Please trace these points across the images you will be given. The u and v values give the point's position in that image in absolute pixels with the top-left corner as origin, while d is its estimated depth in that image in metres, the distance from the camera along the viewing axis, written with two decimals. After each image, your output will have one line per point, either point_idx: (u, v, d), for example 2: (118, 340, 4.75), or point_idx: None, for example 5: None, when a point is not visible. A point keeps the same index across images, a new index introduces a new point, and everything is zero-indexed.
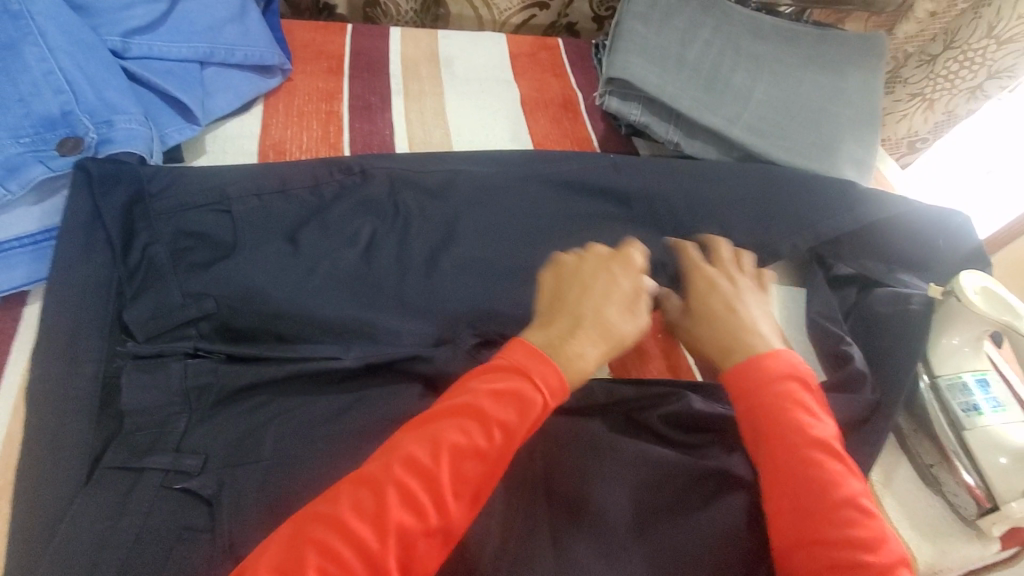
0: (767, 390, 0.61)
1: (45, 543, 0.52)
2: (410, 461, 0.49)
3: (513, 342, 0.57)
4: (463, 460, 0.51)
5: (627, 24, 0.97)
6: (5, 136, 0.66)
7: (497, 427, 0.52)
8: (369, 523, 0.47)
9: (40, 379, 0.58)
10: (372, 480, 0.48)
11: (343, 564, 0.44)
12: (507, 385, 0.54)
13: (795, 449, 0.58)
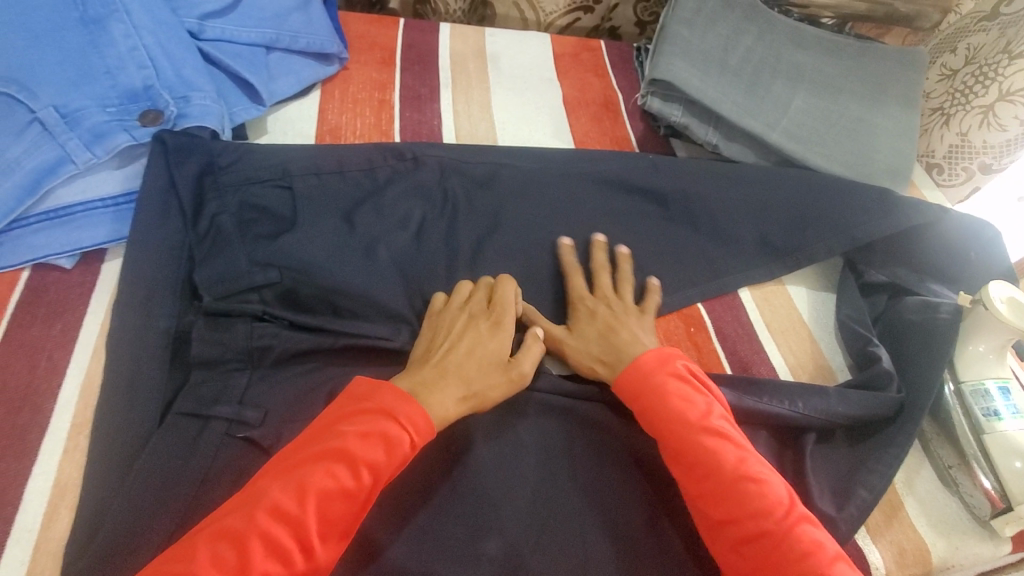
0: (659, 396, 0.65)
1: (120, 476, 0.57)
2: (277, 503, 0.51)
3: (361, 380, 0.61)
4: (332, 500, 0.52)
5: (671, 28, 0.98)
6: (94, 104, 0.71)
7: (364, 468, 0.54)
8: (235, 570, 0.47)
9: (120, 328, 0.63)
10: (244, 530, 0.49)
11: None
12: (373, 427, 0.56)
13: (708, 459, 0.60)
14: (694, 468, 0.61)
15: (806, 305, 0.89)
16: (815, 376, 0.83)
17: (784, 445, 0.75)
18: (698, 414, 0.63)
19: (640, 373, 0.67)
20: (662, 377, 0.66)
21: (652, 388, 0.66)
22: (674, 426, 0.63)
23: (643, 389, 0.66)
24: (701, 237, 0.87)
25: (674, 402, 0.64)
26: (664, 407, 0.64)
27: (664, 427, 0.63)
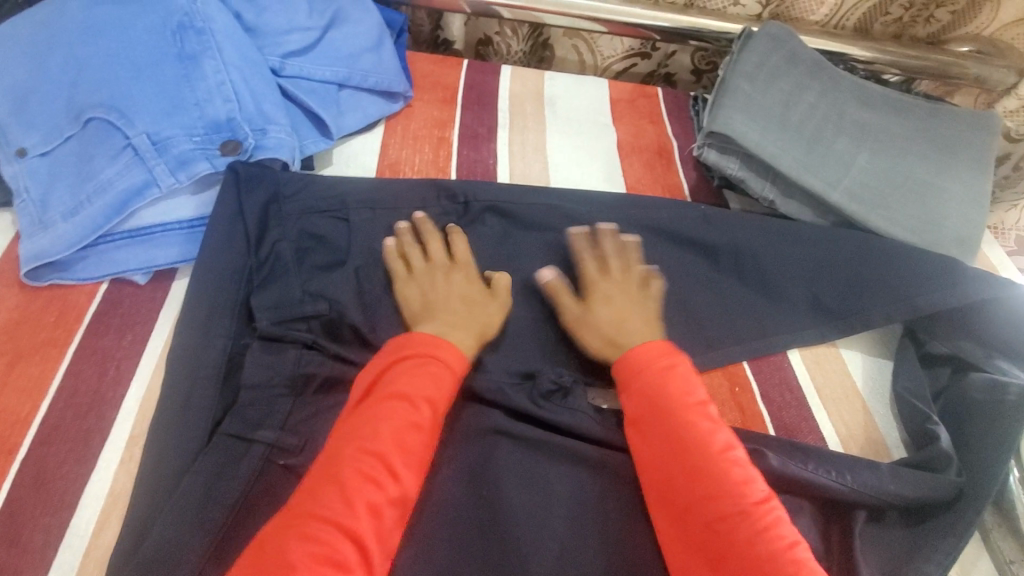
0: (659, 387, 0.68)
1: (168, 491, 0.59)
2: (362, 444, 0.60)
3: (414, 333, 0.70)
4: (406, 435, 0.62)
5: (733, 80, 0.98)
6: (182, 133, 0.77)
7: (422, 403, 0.64)
8: (345, 499, 0.57)
9: (182, 345, 0.67)
10: (339, 463, 0.59)
11: (326, 539, 0.54)
12: (423, 369, 0.66)
13: (690, 447, 0.64)
14: (675, 454, 0.64)
15: (859, 373, 0.85)
16: (867, 449, 0.78)
17: (830, 522, 0.70)
18: (682, 403, 0.67)
19: (649, 357, 0.71)
20: (664, 368, 0.70)
21: (643, 380, 0.69)
22: (678, 413, 0.66)
23: (641, 371, 0.70)
24: (750, 294, 0.86)
25: (673, 390, 0.68)
26: (659, 397, 0.67)
27: (660, 411, 0.67)
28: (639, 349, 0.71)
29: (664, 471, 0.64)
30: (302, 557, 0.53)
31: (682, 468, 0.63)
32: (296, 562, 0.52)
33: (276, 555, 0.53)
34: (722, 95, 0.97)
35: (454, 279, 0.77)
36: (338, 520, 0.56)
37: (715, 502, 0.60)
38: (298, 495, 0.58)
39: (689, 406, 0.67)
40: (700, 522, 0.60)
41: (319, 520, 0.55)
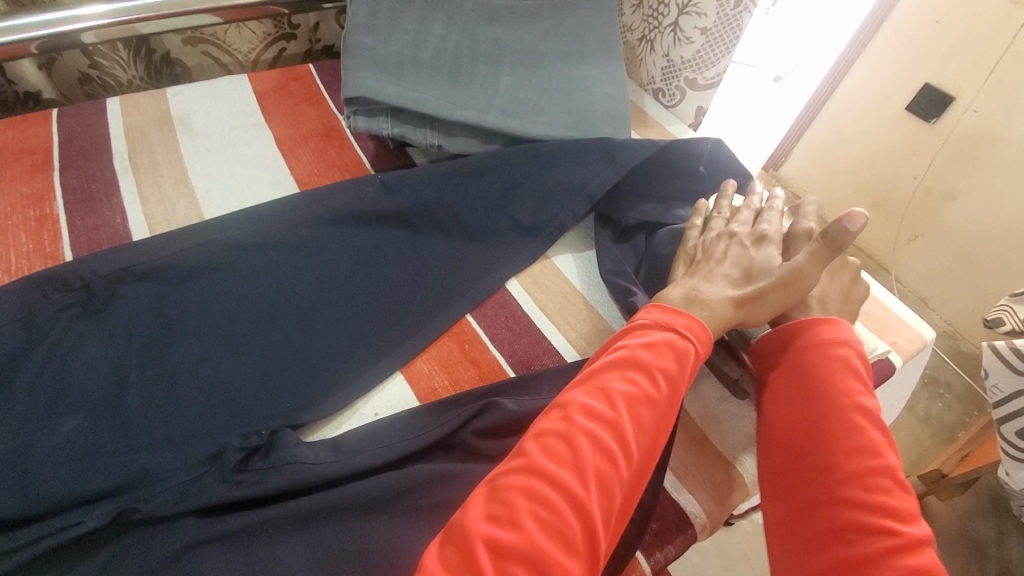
0: (819, 364, 0.50)
1: None
2: (561, 412, 0.43)
3: (650, 305, 0.51)
4: (640, 410, 0.43)
5: (640, 76, 0.96)
6: None
7: (661, 375, 0.45)
8: (569, 465, 0.40)
9: None
10: (537, 454, 0.40)
11: (551, 510, 0.37)
12: (795, 362, 0.51)
13: (840, 404, 0.47)
14: (811, 429, 0.47)
15: (871, 295, 0.71)
16: None
17: None
18: (839, 387, 0.48)
19: (808, 339, 0.52)
20: (824, 349, 0.51)
21: (806, 357, 0.51)
22: (823, 437, 0.47)
23: (773, 358, 0.53)
24: None
25: (824, 370, 0.49)
26: (813, 384, 0.49)
27: (806, 413, 0.48)
28: (770, 335, 0.55)
29: (792, 419, 0.49)
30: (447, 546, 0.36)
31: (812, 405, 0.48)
32: (508, 524, 0.36)
33: (454, 535, 0.36)
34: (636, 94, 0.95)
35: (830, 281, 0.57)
36: (544, 498, 0.38)
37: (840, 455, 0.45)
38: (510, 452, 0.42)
39: (851, 363, 0.49)
40: (811, 449, 0.47)
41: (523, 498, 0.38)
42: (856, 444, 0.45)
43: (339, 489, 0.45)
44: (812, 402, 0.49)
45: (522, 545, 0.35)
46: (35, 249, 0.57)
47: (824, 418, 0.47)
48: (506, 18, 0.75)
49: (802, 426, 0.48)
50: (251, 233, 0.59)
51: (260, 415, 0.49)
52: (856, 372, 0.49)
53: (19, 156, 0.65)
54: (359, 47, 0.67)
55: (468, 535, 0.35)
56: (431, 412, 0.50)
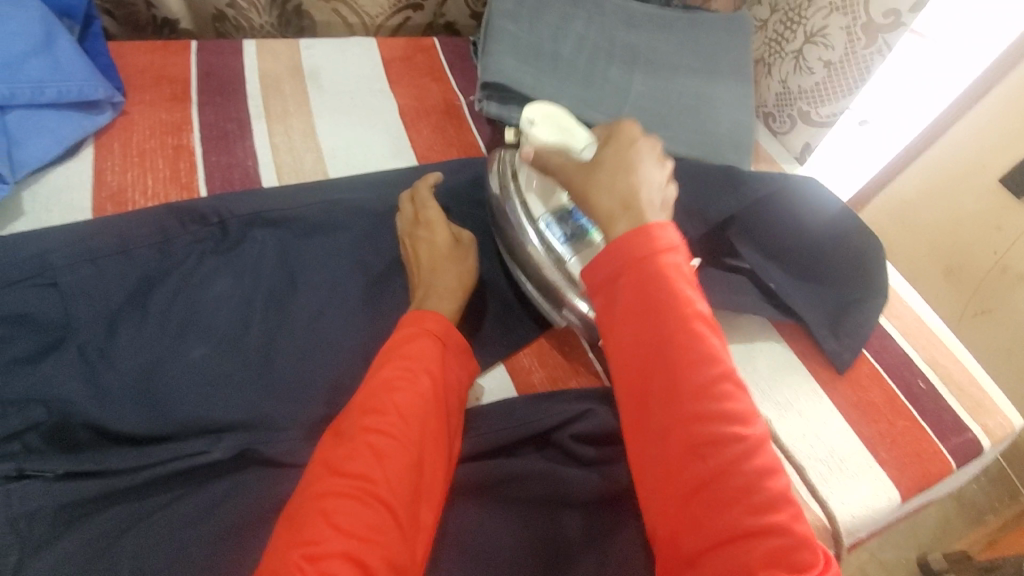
0: (659, 283, 0.38)
1: None
2: (370, 428, 0.40)
3: (416, 313, 0.47)
4: (419, 402, 0.42)
5: (760, 108, 0.86)
6: None
7: (421, 374, 0.43)
8: (373, 463, 0.39)
9: None
10: (371, 476, 0.38)
11: (360, 503, 0.37)
12: (634, 282, 0.39)
13: (680, 341, 0.37)
14: (652, 367, 0.38)
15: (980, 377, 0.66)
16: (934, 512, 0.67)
17: None
18: (673, 316, 0.38)
19: (637, 246, 0.39)
20: (658, 265, 0.39)
21: (650, 273, 0.39)
22: (677, 378, 0.37)
23: (614, 276, 0.40)
24: None
25: (676, 292, 0.38)
26: (655, 320, 0.38)
27: (652, 349, 0.38)
28: (603, 250, 0.40)
29: (662, 361, 0.37)
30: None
31: (673, 349, 0.37)
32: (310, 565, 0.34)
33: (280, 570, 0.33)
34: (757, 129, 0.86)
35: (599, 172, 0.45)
36: (378, 526, 0.36)
37: (682, 408, 0.36)
38: (317, 464, 0.39)
39: (685, 299, 0.38)
40: (667, 393, 0.37)
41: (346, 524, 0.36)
42: (688, 388, 0.37)
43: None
44: (660, 336, 0.38)
45: (349, 536, 0.35)
46: (171, 176, 0.59)
47: (676, 360, 0.37)
48: (645, 24, 0.73)
49: (648, 363, 0.38)
50: (371, 199, 0.60)
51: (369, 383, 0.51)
52: (663, 296, 0.38)
53: (160, 82, 0.67)
54: (502, 33, 0.66)
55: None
56: (513, 407, 0.51)
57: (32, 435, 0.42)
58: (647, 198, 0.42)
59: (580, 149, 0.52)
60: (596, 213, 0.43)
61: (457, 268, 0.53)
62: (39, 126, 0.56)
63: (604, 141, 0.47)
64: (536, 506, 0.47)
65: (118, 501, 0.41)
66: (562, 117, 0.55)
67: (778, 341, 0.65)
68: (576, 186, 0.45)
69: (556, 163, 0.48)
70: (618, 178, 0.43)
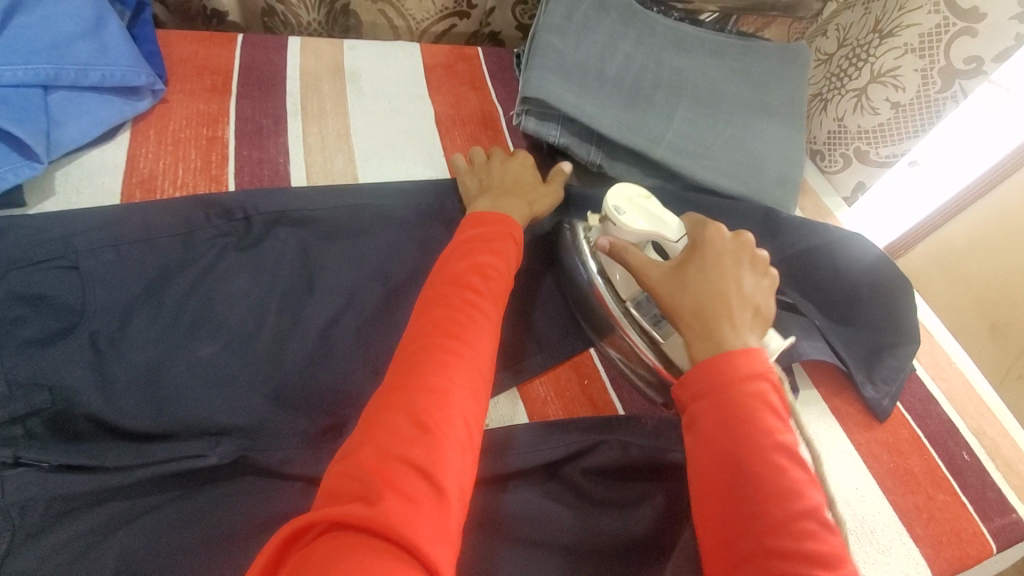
0: (744, 408, 0.39)
1: None
2: (467, 306, 0.44)
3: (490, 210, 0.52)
4: (500, 291, 0.46)
5: (812, 140, 0.82)
6: None
7: (502, 269, 0.48)
8: (467, 332, 0.42)
9: None
10: (473, 347, 0.42)
11: (455, 362, 0.40)
12: (716, 395, 0.40)
13: (764, 465, 0.37)
14: (732, 494, 0.37)
15: None
16: None
17: None
18: (758, 434, 0.38)
19: (721, 373, 0.40)
20: (748, 393, 0.39)
21: (732, 397, 0.40)
22: (762, 505, 0.36)
23: (698, 396, 0.41)
24: None
25: (763, 421, 0.39)
26: (737, 432, 0.38)
27: (734, 467, 0.38)
28: (697, 367, 0.42)
29: (733, 484, 0.38)
30: (397, 417, 0.37)
31: (743, 466, 0.38)
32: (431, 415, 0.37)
33: (399, 419, 0.37)
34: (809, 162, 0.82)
35: (691, 278, 0.45)
36: (477, 391, 0.40)
37: (767, 535, 0.36)
38: (417, 330, 0.43)
39: (766, 418, 0.39)
40: (743, 515, 0.37)
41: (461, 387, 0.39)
42: (778, 516, 0.36)
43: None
44: (745, 454, 0.38)
45: (442, 390, 0.38)
46: (202, 167, 0.59)
47: (753, 481, 0.37)
48: (696, 48, 0.71)
49: (727, 483, 0.38)
50: (397, 209, 0.59)
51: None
52: (751, 421, 0.39)
53: (203, 73, 0.67)
54: (548, 48, 0.63)
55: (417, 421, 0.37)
56: (527, 435, 0.49)
57: (34, 421, 0.41)
58: (733, 322, 0.43)
59: (673, 239, 0.50)
60: (682, 332, 0.44)
61: (536, 195, 0.58)
62: (80, 109, 0.56)
63: (692, 248, 0.48)
64: (538, 549, 0.44)
65: (111, 498, 0.40)
66: (644, 199, 0.52)
67: (814, 395, 0.60)
68: (662, 299, 0.46)
69: (640, 265, 0.48)
70: (713, 301, 0.44)
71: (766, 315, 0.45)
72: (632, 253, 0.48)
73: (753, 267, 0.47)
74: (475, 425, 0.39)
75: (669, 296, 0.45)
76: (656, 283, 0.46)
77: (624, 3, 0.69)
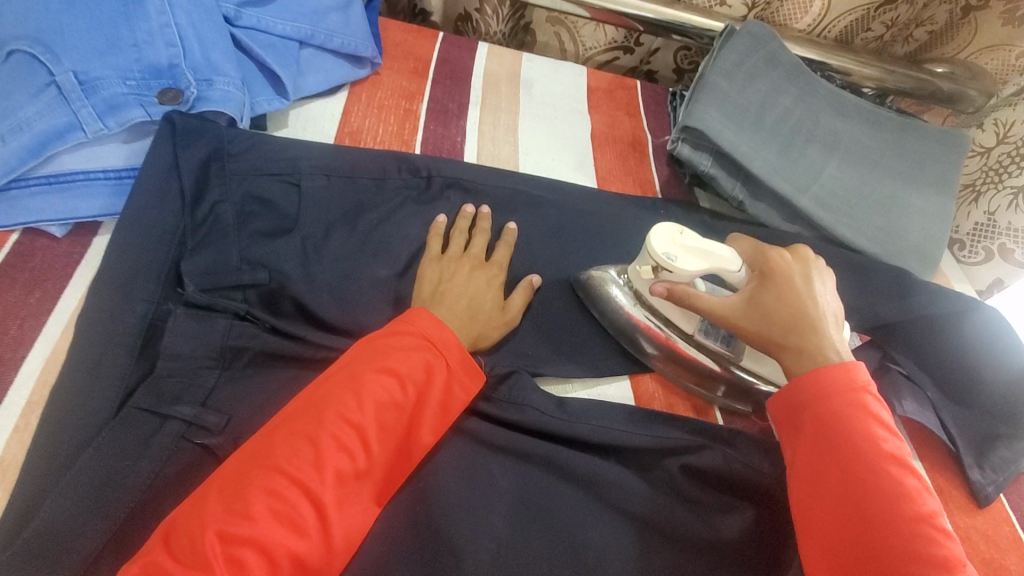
0: (844, 418, 0.44)
1: None
2: (342, 412, 0.41)
3: (420, 311, 0.48)
4: (403, 388, 0.43)
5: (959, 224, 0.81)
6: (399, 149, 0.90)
7: (417, 366, 0.44)
8: (350, 426, 0.41)
9: None
10: (353, 430, 0.41)
11: (330, 455, 0.39)
12: (816, 411, 0.45)
13: (866, 470, 0.42)
14: (840, 493, 0.42)
15: None
16: None
17: None
18: (858, 438, 0.43)
19: (826, 384, 0.45)
20: (853, 400, 0.44)
21: (833, 408, 0.44)
22: (864, 506, 0.41)
23: (798, 408, 0.46)
24: None
25: (864, 427, 0.43)
26: (830, 437, 0.44)
27: (834, 470, 0.43)
28: (791, 380, 0.47)
29: (823, 484, 0.43)
30: (250, 492, 0.37)
31: (843, 473, 0.42)
32: (252, 518, 0.36)
33: (234, 501, 0.36)
34: (954, 246, 0.81)
35: (779, 299, 0.50)
36: (345, 485, 0.39)
37: (875, 530, 0.40)
38: (307, 406, 0.42)
39: (863, 429, 0.43)
40: (845, 511, 0.41)
41: (296, 487, 0.38)
42: (882, 514, 0.40)
43: (538, 445, 0.49)
44: (843, 455, 0.43)
45: (305, 481, 0.38)
46: (397, 132, 0.70)
47: (857, 485, 0.42)
48: (853, 115, 0.74)
49: (828, 479, 0.43)
50: (550, 198, 0.65)
51: (508, 358, 0.56)
52: (846, 434, 0.43)
53: (408, 58, 0.79)
54: (714, 87, 0.69)
55: (241, 516, 0.36)
56: (631, 416, 0.52)
57: (251, 292, 0.51)
58: (822, 342, 0.48)
59: (732, 271, 0.52)
60: (784, 363, 0.48)
61: (488, 327, 0.54)
62: (319, 66, 0.68)
63: (762, 278, 0.52)
64: (642, 527, 0.47)
65: (293, 367, 0.49)
66: (686, 235, 0.53)
67: (916, 465, 0.60)
68: (752, 335, 0.50)
69: (710, 310, 0.52)
70: (799, 324, 0.48)
71: (839, 315, 0.51)
72: (694, 299, 0.53)
73: (818, 278, 0.52)
74: (340, 514, 0.39)
75: (760, 323, 0.50)
76: (727, 317, 0.51)
77: (793, 63, 0.74)
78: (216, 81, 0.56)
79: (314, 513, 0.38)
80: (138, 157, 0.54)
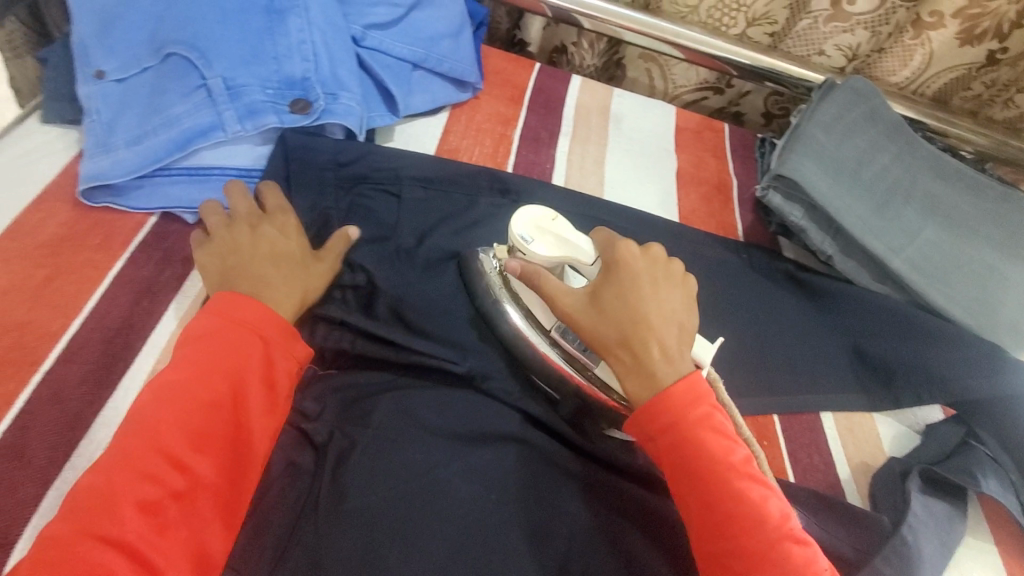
0: (698, 439, 0.43)
1: None
2: (143, 441, 0.40)
3: (223, 293, 0.47)
4: (211, 390, 0.43)
5: None
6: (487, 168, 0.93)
7: (222, 366, 0.44)
8: (152, 451, 0.40)
9: None
10: (160, 452, 0.40)
11: (130, 489, 0.38)
12: (673, 436, 0.44)
13: (726, 491, 0.42)
14: (708, 518, 0.42)
15: None
16: None
17: None
18: (715, 457, 0.43)
19: (675, 406, 0.44)
20: (700, 420, 0.44)
21: (686, 430, 0.44)
22: (734, 528, 0.41)
23: (656, 431, 0.45)
24: None
25: (716, 446, 0.43)
26: (688, 466, 0.43)
27: (701, 495, 0.43)
28: (652, 402, 0.45)
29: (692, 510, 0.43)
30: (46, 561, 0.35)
31: (706, 495, 0.42)
32: None
33: None
34: None
35: (622, 298, 0.47)
36: (160, 512, 0.38)
37: (743, 549, 0.41)
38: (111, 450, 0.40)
39: (714, 450, 0.43)
40: (718, 534, 0.41)
41: (100, 538, 0.36)
42: (745, 532, 0.41)
43: (604, 472, 0.50)
44: (705, 479, 0.43)
45: (108, 528, 0.37)
46: (492, 154, 0.73)
47: (721, 507, 0.42)
48: (951, 180, 0.72)
49: (692, 503, 0.43)
50: (633, 233, 0.67)
51: None
52: (704, 457, 0.43)
53: (506, 85, 0.83)
54: (810, 139, 0.69)
55: None
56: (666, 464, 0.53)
57: (349, 293, 0.56)
58: (660, 347, 0.46)
59: (585, 259, 0.50)
60: (614, 358, 0.47)
61: (306, 282, 0.51)
62: (428, 87, 0.73)
63: (608, 272, 0.49)
64: None
65: (384, 368, 0.52)
66: (549, 222, 0.51)
67: (992, 551, 0.57)
68: (589, 332, 0.47)
69: (556, 296, 0.49)
70: (634, 326, 0.46)
71: (687, 326, 0.48)
72: (547, 285, 0.49)
73: (667, 281, 0.49)
74: (161, 539, 0.38)
75: (597, 315, 0.47)
76: (574, 303, 0.48)
77: (894, 122, 0.73)
78: (341, 95, 0.60)
79: (130, 555, 0.36)
80: (264, 159, 0.60)
